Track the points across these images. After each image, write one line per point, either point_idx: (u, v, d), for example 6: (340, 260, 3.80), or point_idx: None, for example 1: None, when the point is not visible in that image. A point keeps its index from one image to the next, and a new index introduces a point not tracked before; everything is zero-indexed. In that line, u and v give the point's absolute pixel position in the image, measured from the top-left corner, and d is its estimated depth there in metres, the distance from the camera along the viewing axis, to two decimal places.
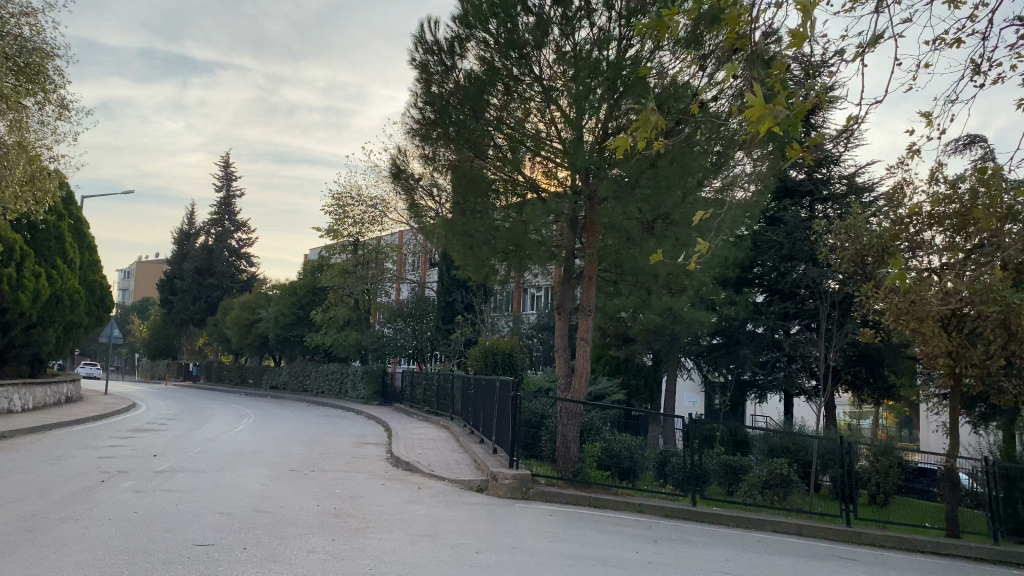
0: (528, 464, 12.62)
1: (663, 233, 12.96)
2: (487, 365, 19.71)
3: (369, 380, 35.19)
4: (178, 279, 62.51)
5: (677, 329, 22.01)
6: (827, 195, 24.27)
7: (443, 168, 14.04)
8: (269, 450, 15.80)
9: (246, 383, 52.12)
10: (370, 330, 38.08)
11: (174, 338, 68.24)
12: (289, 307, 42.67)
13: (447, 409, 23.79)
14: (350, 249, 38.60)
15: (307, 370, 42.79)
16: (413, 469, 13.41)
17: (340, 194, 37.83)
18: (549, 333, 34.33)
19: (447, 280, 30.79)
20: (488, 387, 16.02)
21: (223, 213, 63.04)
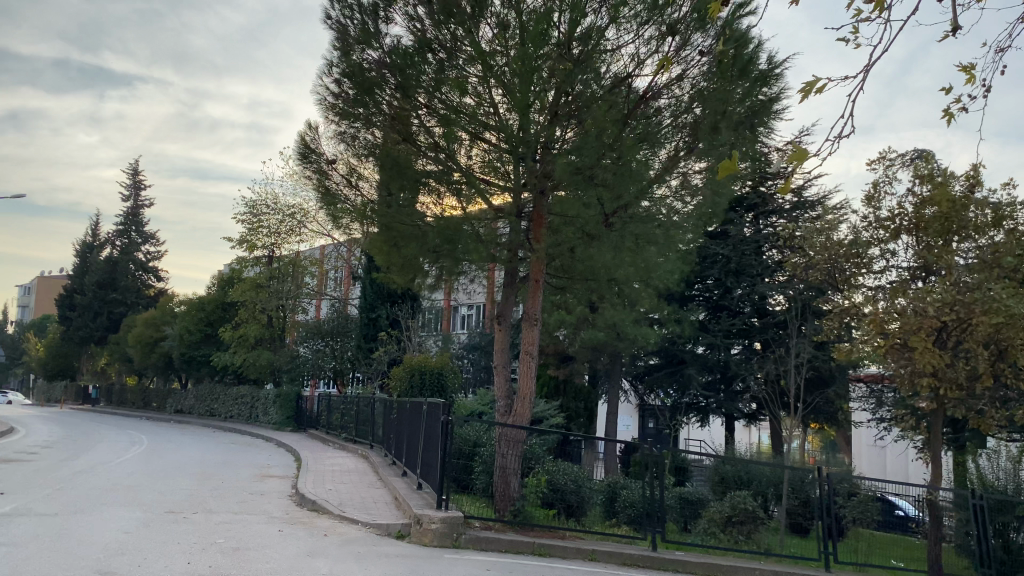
0: (460, 501, 10.59)
1: (623, 228, 11.08)
2: (413, 387, 17.58)
3: (282, 404, 32.47)
4: (78, 294, 58.17)
5: (620, 347, 20.36)
6: (773, 208, 23.16)
7: (364, 151, 12.02)
8: (148, 486, 13.24)
9: (149, 408, 48.36)
10: (285, 350, 35.40)
11: (73, 359, 63.44)
12: (197, 324, 39.54)
13: (367, 436, 21.48)
14: (265, 262, 35.98)
15: (216, 393, 39.65)
16: (321, 510, 11.17)
17: (254, 202, 35.33)
18: (479, 353, 32.36)
19: (370, 295, 28.55)
20: (414, 410, 13.89)
21: (129, 224, 59.11)
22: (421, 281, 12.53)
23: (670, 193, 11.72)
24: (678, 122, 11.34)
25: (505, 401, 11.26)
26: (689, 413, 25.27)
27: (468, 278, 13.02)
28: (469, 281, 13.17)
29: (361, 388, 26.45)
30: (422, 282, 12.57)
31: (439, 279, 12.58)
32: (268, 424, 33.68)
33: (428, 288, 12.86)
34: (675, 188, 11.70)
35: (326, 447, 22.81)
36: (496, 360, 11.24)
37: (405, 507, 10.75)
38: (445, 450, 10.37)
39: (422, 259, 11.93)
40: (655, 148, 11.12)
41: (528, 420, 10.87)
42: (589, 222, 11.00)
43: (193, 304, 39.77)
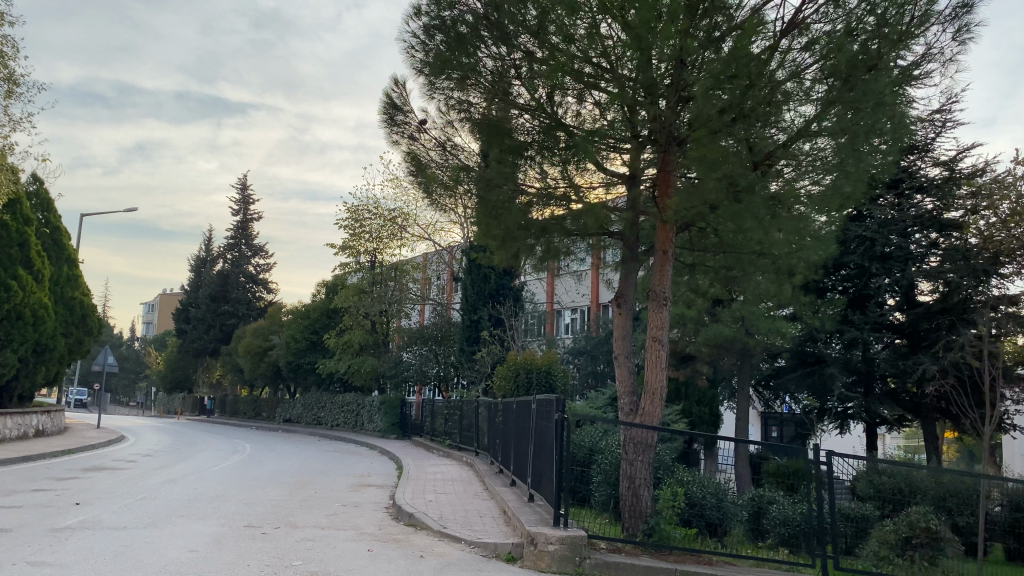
0: (579, 516, 8.90)
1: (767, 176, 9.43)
2: (518, 387, 15.96)
3: (386, 412, 31.58)
4: (193, 307, 59.74)
5: (749, 342, 18.15)
6: (923, 183, 20.44)
7: (462, 110, 10.60)
8: (235, 496, 12.12)
9: (260, 417, 48.79)
10: (388, 356, 34.57)
11: (190, 370, 65.35)
12: (302, 332, 39.40)
13: (472, 443, 20.02)
14: (367, 267, 35.37)
15: (322, 402, 39.31)
16: (420, 526, 9.66)
17: (356, 206, 34.71)
18: (586, 357, 30.59)
19: (472, 296, 27.18)
20: (522, 412, 12.25)
21: (239, 237, 60.44)
22: (523, 259, 11.02)
23: (803, 164, 9.66)
24: (804, 87, 9.31)
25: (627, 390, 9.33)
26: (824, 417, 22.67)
27: (578, 250, 11.46)
28: (578, 254, 11.54)
29: (465, 393, 25.14)
30: (523, 261, 11.06)
31: (544, 254, 11.04)
32: (373, 432, 32.91)
33: (530, 266, 11.36)
34: (807, 158, 9.60)
35: (428, 455, 21.53)
36: (615, 344, 9.52)
37: (516, 524, 9.12)
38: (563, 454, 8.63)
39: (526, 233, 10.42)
40: (783, 110, 9.24)
41: (662, 418, 8.99)
42: (739, 168, 9.03)
43: (298, 312, 39.66)
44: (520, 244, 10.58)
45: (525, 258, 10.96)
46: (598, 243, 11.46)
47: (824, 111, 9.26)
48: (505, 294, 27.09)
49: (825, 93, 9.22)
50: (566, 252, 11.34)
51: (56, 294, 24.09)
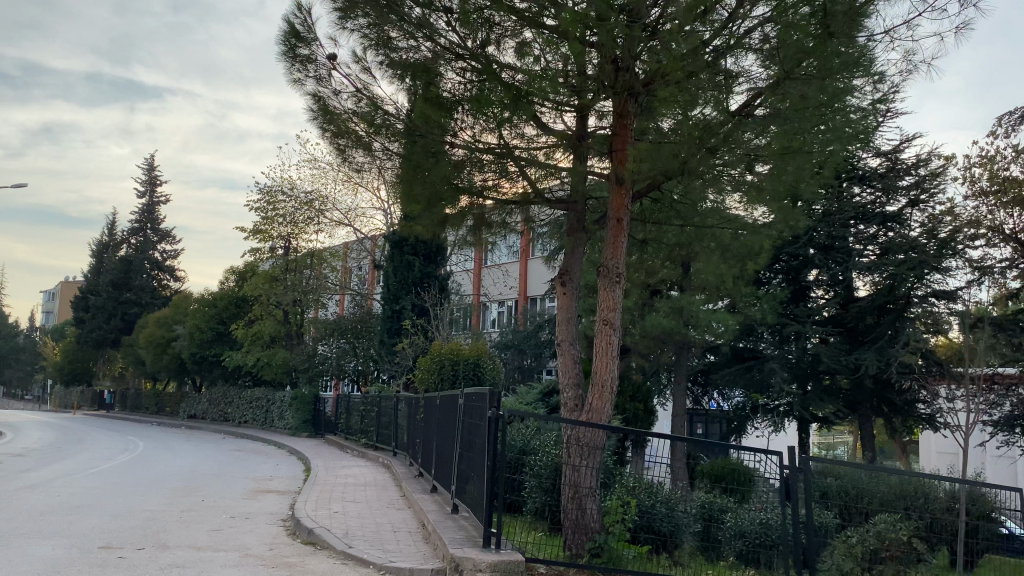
0: (513, 533, 7.44)
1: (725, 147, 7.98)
2: (442, 380, 14.38)
3: (298, 408, 29.52)
4: (93, 295, 55.93)
5: (689, 335, 17.06)
6: (864, 172, 19.69)
7: (382, 50, 8.91)
8: (104, 505, 10.19)
9: (163, 413, 45.81)
10: (302, 348, 32.52)
11: (89, 362, 61.39)
12: (208, 322, 36.88)
13: (389, 443, 18.32)
14: (282, 253, 33.21)
15: (230, 396, 36.87)
16: (323, 544, 8.04)
17: (269, 187, 32.37)
18: (513, 352, 29.25)
19: (393, 284, 25.43)
20: (446, 409, 10.74)
21: (145, 221, 57.03)
22: (448, 225, 9.61)
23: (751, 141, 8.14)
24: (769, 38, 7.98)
25: (573, 378, 7.94)
26: (758, 415, 21.86)
27: (509, 218, 10.16)
28: (512, 224, 10.15)
29: (383, 388, 23.39)
30: (446, 226, 9.65)
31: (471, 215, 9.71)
32: (284, 429, 30.77)
33: (453, 232, 9.99)
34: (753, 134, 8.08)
35: (341, 455, 19.73)
36: (558, 321, 8.15)
37: (438, 542, 7.59)
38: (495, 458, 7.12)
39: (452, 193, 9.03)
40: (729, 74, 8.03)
41: (611, 415, 7.58)
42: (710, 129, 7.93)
43: (204, 301, 37.08)
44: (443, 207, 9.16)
45: (450, 224, 9.58)
46: (532, 214, 10.17)
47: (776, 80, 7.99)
48: (428, 283, 25.39)
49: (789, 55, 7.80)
50: (495, 216, 10.02)
51: None
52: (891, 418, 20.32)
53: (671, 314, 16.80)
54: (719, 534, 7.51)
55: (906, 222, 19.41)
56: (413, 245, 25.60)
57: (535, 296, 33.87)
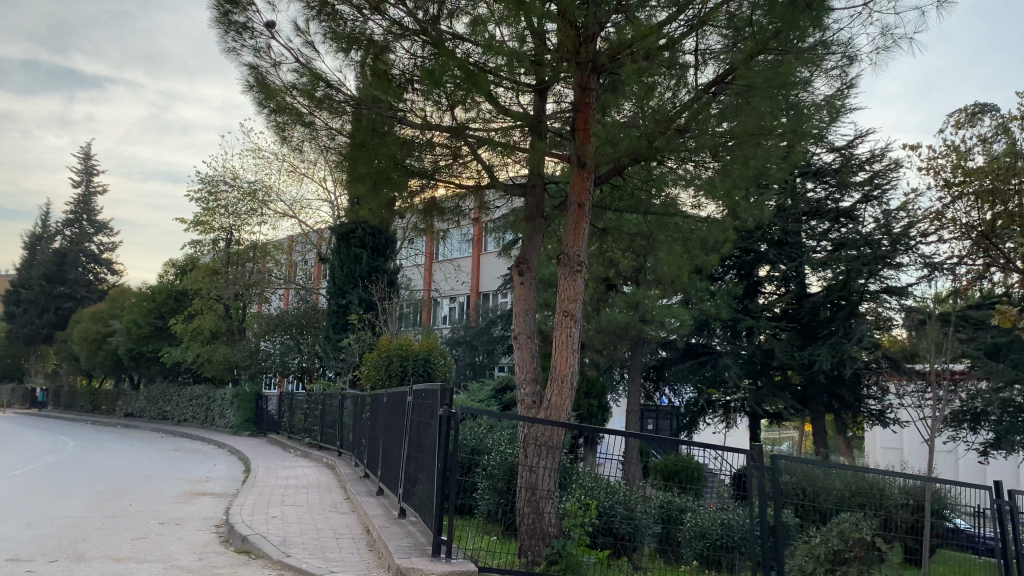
0: (465, 540, 6.90)
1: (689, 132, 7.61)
2: (391, 376, 13.76)
3: (240, 406, 28.51)
4: (24, 288, 53.63)
5: (644, 331, 16.71)
6: (819, 168, 19.68)
7: (326, 24, 8.21)
8: (18, 512, 9.37)
9: (98, 412, 44.13)
10: (244, 344, 31.48)
11: (20, 359, 59.03)
12: (146, 316, 35.53)
13: (335, 442, 17.62)
14: (224, 246, 32.10)
15: (169, 394, 35.58)
16: (258, 551, 7.43)
17: (211, 177, 31.18)
18: (464, 348, 28.77)
19: (341, 278, 24.65)
20: (395, 406, 10.16)
21: (81, 211, 54.99)
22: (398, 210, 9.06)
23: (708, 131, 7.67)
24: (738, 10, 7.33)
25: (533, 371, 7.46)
26: (710, 411, 21.70)
27: (462, 203, 9.65)
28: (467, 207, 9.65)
29: (329, 384, 22.62)
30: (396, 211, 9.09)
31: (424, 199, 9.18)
32: (225, 428, 29.71)
33: (404, 216, 9.44)
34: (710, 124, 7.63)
35: (284, 455, 18.94)
36: (517, 311, 7.63)
37: (384, 550, 7.01)
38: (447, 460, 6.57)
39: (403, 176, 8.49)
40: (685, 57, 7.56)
41: (571, 413, 7.12)
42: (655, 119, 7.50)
43: (142, 295, 35.69)
44: (393, 190, 8.61)
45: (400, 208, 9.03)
46: (487, 199, 9.68)
47: (738, 61, 7.49)
48: (377, 277, 24.67)
49: (755, 35, 7.31)
50: (448, 201, 9.50)
51: None
52: (841, 414, 20.33)
53: (626, 308, 16.46)
54: (679, 534, 7.06)
55: (857, 217, 19.35)
56: (361, 238, 24.87)
57: (487, 292, 33.39)
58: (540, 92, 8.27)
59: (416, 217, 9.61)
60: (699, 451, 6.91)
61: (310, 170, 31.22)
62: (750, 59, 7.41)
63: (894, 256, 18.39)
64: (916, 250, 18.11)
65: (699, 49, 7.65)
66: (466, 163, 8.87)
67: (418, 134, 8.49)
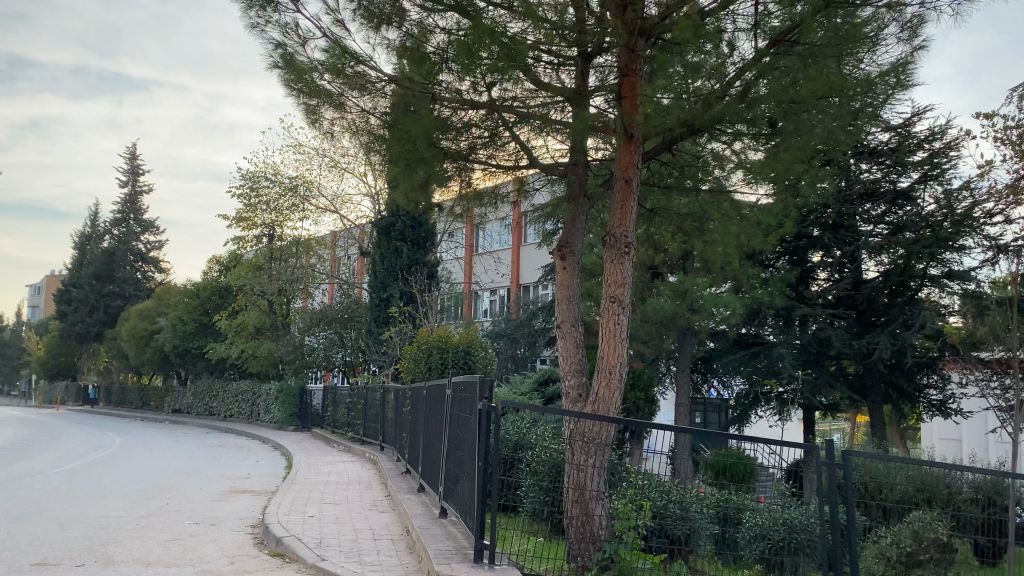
0: (508, 544, 6.41)
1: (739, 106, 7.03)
2: (431, 370, 13.37)
3: (283, 401, 28.51)
4: (75, 288, 54.65)
5: (692, 321, 16.08)
6: (875, 148, 18.79)
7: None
8: (53, 512, 9.17)
9: (148, 408, 44.76)
10: (287, 339, 31.50)
11: (74, 357, 60.33)
12: (192, 313, 35.82)
13: (377, 438, 17.34)
14: (266, 242, 32.12)
15: (215, 390, 35.85)
16: (292, 553, 7.09)
17: (252, 173, 31.17)
18: (506, 341, 28.38)
19: (381, 271, 24.40)
20: (436, 400, 9.74)
21: (128, 212, 55.85)
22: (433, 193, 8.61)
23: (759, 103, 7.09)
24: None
25: (578, 361, 6.86)
26: (761, 403, 20.96)
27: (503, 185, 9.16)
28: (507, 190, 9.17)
29: (371, 379, 22.41)
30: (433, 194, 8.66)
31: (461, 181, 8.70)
32: (270, 423, 29.79)
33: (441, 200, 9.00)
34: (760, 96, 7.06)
35: (327, 450, 18.75)
36: (557, 293, 7.11)
37: (424, 553, 6.58)
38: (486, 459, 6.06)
39: (439, 156, 8.04)
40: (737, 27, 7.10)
41: (621, 405, 6.56)
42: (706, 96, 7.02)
43: (187, 292, 35.98)
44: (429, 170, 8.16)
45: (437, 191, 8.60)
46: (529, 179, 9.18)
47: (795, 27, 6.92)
48: (416, 269, 24.35)
49: None
50: (486, 185, 9.02)
51: None
52: (900, 405, 19.45)
53: (672, 297, 15.85)
54: (737, 537, 6.32)
55: (915, 199, 18.52)
56: (401, 230, 24.57)
57: (528, 284, 32.90)
58: (585, 59, 7.70)
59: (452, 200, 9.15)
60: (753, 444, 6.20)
61: (349, 164, 31.03)
62: (817, 13, 6.71)
63: (957, 239, 17.44)
64: (981, 232, 17.11)
65: (758, 12, 7.14)
66: (506, 144, 8.36)
67: (454, 113, 8.00)
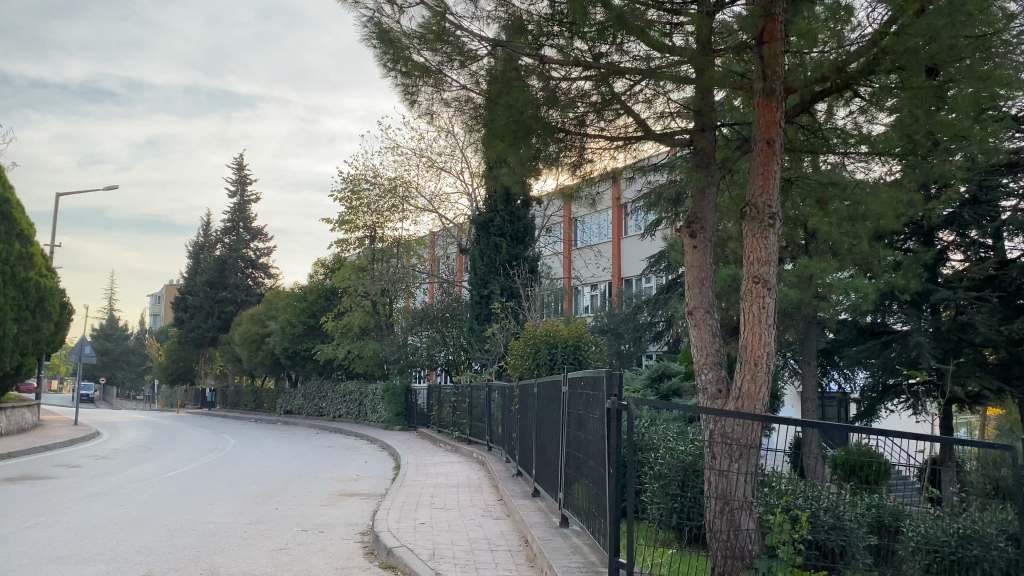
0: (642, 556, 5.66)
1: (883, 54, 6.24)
2: (539, 365, 12.69)
3: (389, 400, 28.55)
4: (191, 294, 56.91)
5: (817, 309, 14.84)
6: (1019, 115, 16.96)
7: None
8: (164, 518, 9.03)
9: (261, 409, 46.07)
10: (390, 339, 31.62)
11: (192, 361, 62.96)
12: (299, 315, 36.52)
13: (484, 437, 16.84)
14: (368, 243, 32.31)
15: (323, 390, 36.45)
16: (402, 563, 6.59)
17: (353, 175, 31.35)
18: (611, 336, 27.50)
19: (482, 268, 23.97)
20: (550, 396, 9.06)
21: (237, 219, 57.91)
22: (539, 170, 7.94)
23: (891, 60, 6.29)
24: None
25: (715, 351, 6.05)
26: (892, 397, 19.36)
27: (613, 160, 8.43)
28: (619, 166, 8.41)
29: (476, 377, 22.02)
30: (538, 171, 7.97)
31: (570, 156, 8.00)
32: (377, 423, 29.90)
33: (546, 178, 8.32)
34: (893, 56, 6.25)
35: (434, 450, 18.39)
36: (687, 275, 6.29)
37: (548, 570, 5.88)
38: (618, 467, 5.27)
39: (547, 129, 7.38)
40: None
41: (769, 401, 5.73)
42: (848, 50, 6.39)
43: (294, 294, 36.68)
44: (536, 146, 7.51)
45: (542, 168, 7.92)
46: (642, 153, 8.38)
47: None
48: (517, 265, 23.80)
49: None
50: (596, 160, 8.30)
51: (7, 276, 20.93)
52: None
53: (796, 284, 14.66)
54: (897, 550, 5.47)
55: None
56: (500, 226, 24.05)
57: (630, 278, 31.89)
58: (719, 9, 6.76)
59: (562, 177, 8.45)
60: (882, 444, 5.28)
61: (446, 163, 30.79)
62: None
63: None
64: None
65: None
66: (618, 116, 7.61)
67: (564, 80, 7.33)
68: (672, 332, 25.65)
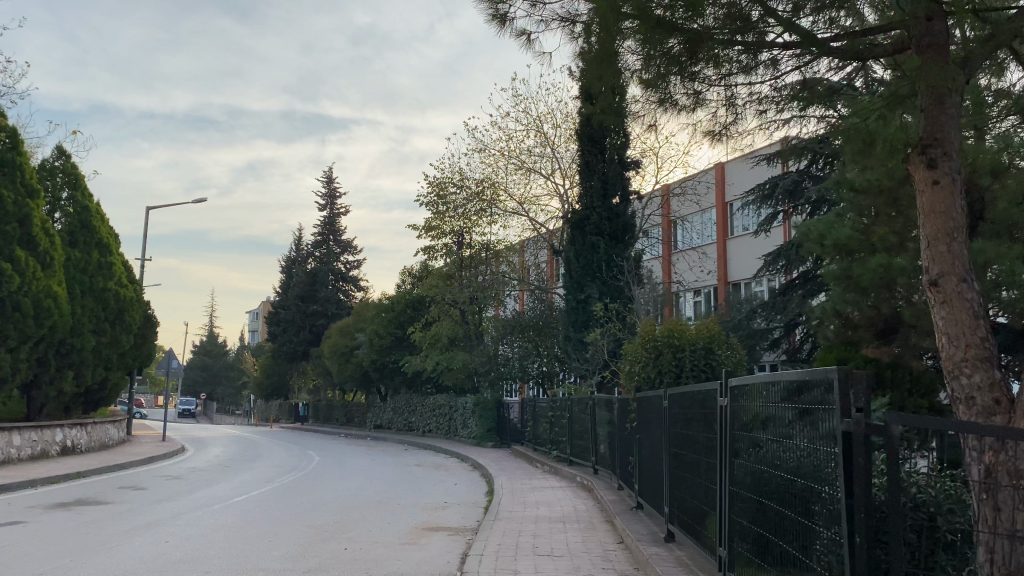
0: None
1: None
2: (660, 373, 10.60)
3: (480, 415, 26.76)
4: (284, 310, 57.06)
5: None
6: None
7: None
8: (205, 562, 7.41)
9: (352, 425, 45.21)
10: (480, 349, 29.99)
11: (286, 376, 63.16)
12: (387, 327, 35.50)
13: (588, 458, 14.75)
14: (456, 250, 30.77)
15: (412, 405, 35.11)
16: None
17: (438, 180, 29.74)
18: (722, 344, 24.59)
19: (577, 270, 21.98)
20: (692, 408, 6.99)
21: (328, 234, 58.18)
22: (668, 99, 6.46)
23: None
24: None
25: (958, 343, 4.52)
26: None
27: (767, 98, 6.45)
28: (778, 99, 6.42)
29: (575, 388, 19.99)
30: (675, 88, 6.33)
31: (713, 82, 6.27)
32: (468, 439, 28.14)
33: (681, 114, 6.55)
34: None
35: (531, 472, 16.42)
36: (924, 227, 4.68)
37: None
38: (858, 541, 3.18)
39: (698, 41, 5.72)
40: None
41: None
42: None
43: (381, 305, 35.62)
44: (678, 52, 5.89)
45: (669, 101, 6.48)
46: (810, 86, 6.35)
47: None
48: (619, 265, 21.72)
49: None
50: (743, 97, 6.46)
51: (85, 287, 20.22)
52: None
53: None
54: None
55: None
56: (596, 224, 21.99)
57: (738, 281, 29.21)
58: None
59: (704, 112, 6.59)
60: None
61: (537, 163, 29.00)
62: None
63: None
64: None
65: None
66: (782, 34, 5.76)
67: None
68: (790, 338, 23.02)
